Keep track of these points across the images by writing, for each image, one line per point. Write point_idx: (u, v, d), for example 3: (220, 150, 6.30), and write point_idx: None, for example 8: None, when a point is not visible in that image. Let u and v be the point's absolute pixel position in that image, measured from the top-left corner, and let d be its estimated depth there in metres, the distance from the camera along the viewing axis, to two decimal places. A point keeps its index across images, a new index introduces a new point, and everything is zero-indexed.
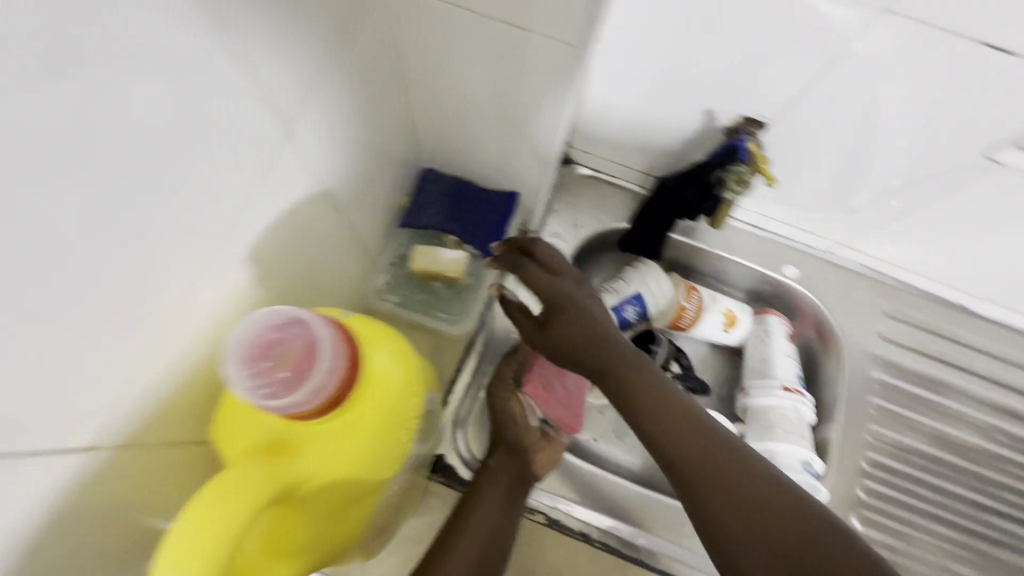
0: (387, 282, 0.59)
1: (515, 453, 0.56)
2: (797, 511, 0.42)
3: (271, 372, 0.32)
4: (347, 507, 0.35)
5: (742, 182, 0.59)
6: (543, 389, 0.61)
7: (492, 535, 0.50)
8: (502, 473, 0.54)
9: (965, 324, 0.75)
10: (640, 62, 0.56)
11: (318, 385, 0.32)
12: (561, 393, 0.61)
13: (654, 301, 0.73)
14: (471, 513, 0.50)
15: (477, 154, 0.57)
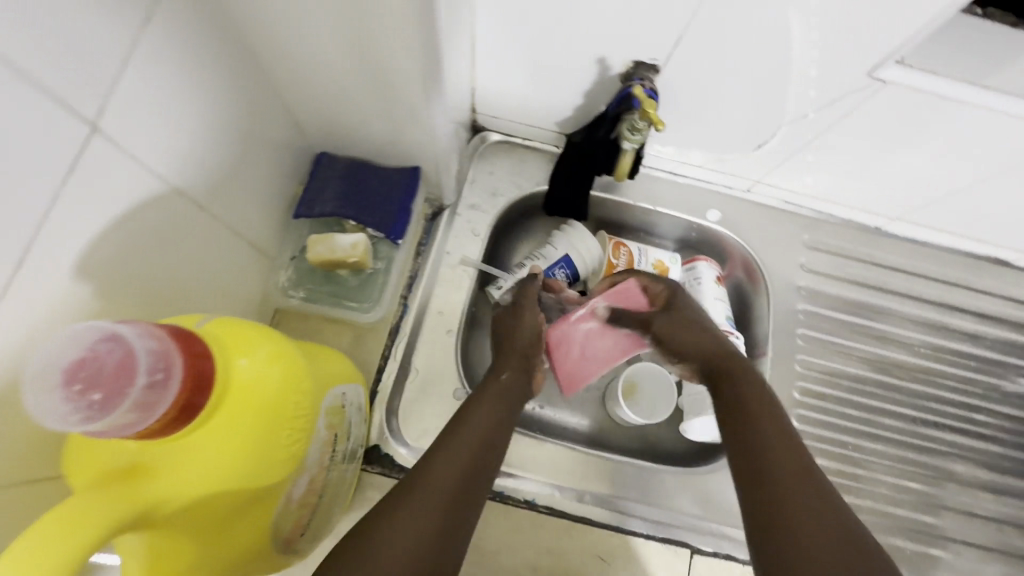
0: (291, 278, 0.56)
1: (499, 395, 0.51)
2: (812, 488, 0.41)
3: (85, 398, 0.26)
4: (228, 521, 0.33)
5: (637, 130, 0.57)
6: (572, 348, 0.64)
7: (476, 467, 0.43)
8: (487, 413, 0.49)
9: (884, 245, 0.77)
10: (522, 13, 0.53)
11: (146, 403, 0.28)
12: (587, 353, 0.64)
13: (581, 261, 0.72)
14: (451, 443, 0.44)
15: (364, 131, 0.54)
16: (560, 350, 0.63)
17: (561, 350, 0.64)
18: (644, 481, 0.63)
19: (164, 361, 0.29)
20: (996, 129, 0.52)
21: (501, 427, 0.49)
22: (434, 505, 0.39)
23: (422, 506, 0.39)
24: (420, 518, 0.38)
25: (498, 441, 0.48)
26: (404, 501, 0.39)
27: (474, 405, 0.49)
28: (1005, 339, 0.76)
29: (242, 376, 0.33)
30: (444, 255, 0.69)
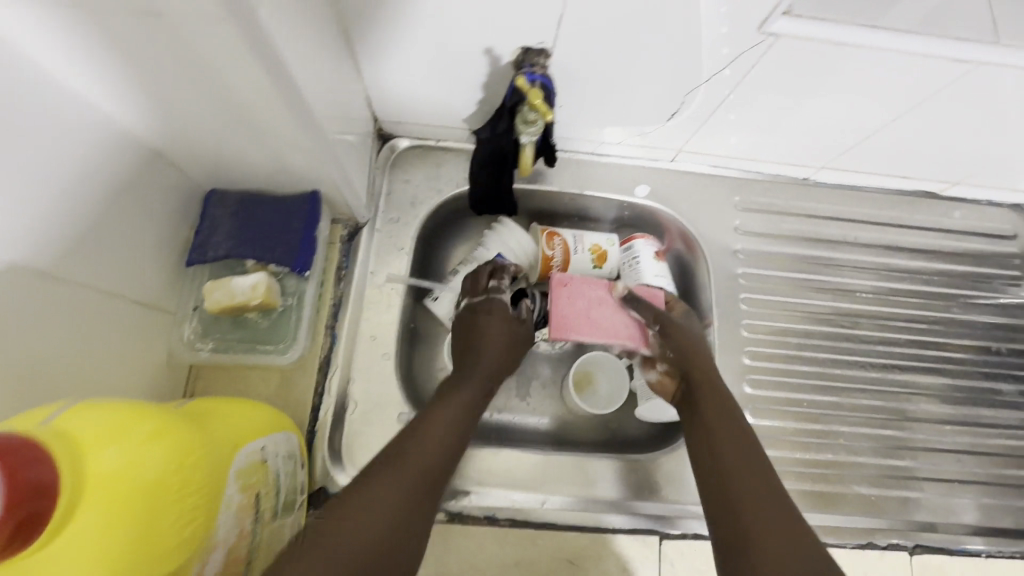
0: (197, 330, 0.53)
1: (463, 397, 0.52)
2: (766, 510, 0.43)
3: None
4: None
5: (531, 122, 0.54)
6: (585, 304, 0.57)
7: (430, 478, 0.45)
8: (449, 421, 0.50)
9: (814, 196, 0.76)
10: (393, 12, 0.49)
11: None
12: (599, 317, 0.57)
13: (515, 258, 0.70)
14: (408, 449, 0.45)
15: (246, 163, 0.50)
16: (568, 289, 0.57)
17: (566, 293, 0.57)
18: (604, 473, 0.62)
19: None
20: (895, 67, 0.51)
21: (459, 436, 0.50)
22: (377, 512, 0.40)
23: (365, 512, 0.39)
24: (362, 521, 0.39)
25: (455, 451, 0.48)
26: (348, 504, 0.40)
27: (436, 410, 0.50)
28: (943, 271, 0.76)
29: (104, 470, 0.30)
30: (369, 276, 0.65)
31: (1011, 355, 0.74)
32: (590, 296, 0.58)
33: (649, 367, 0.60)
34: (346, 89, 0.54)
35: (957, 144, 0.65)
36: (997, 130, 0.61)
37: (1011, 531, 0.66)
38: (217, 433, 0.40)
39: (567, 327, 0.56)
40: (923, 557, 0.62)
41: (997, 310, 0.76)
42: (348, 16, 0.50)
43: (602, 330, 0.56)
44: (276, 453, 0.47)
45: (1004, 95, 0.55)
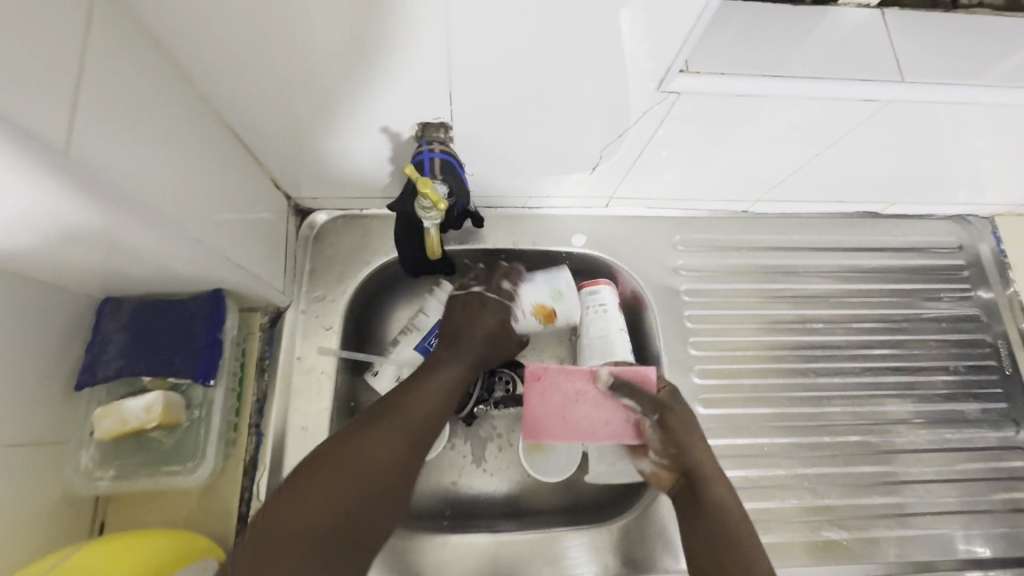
0: (96, 458, 0.48)
1: (450, 367, 0.57)
2: None
3: None
4: None
5: (427, 207, 0.51)
6: (565, 403, 0.59)
7: (402, 452, 0.50)
8: (433, 394, 0.54)
9: (755, 228, 0.74)
10: (274, 103, 0.46)
11: None
12: (580, 415, 0.59)
13: None
14: (385, 424, 0.50)
15: (129, 275, 0.46)
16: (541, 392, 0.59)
17: (539, 394, 0.60)
18: (563, 550, 0.60)
19: None
20: (805, 109, 0.50)
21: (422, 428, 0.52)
22: (342, 490, 0.45)
23: (330, 493, 0.45)
24: (328, 499, 0.44)
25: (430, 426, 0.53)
26: (320, 480, 0.45)
27: (426, 383, 0.55)
28: (892, 291, 0.75)
29: None
30: (295, 363, 0.61)
31: (969, 371, 0.72)
32: (566, 395, 0.59)
33: (642, 456, 0.59)
34: (239, 184, 0.51)
35: (884, 168, 0.64)
36: (920, 153, 0.60)
37: (994, 561, 0.63)
38: None
39: (541, 430, 0.60)
40: None
41: (951, 324, 0.74)
42: (226, 108, 0.47)
43: (580, 430, 0.59)
44: None
45: (919, 123, 0.53)
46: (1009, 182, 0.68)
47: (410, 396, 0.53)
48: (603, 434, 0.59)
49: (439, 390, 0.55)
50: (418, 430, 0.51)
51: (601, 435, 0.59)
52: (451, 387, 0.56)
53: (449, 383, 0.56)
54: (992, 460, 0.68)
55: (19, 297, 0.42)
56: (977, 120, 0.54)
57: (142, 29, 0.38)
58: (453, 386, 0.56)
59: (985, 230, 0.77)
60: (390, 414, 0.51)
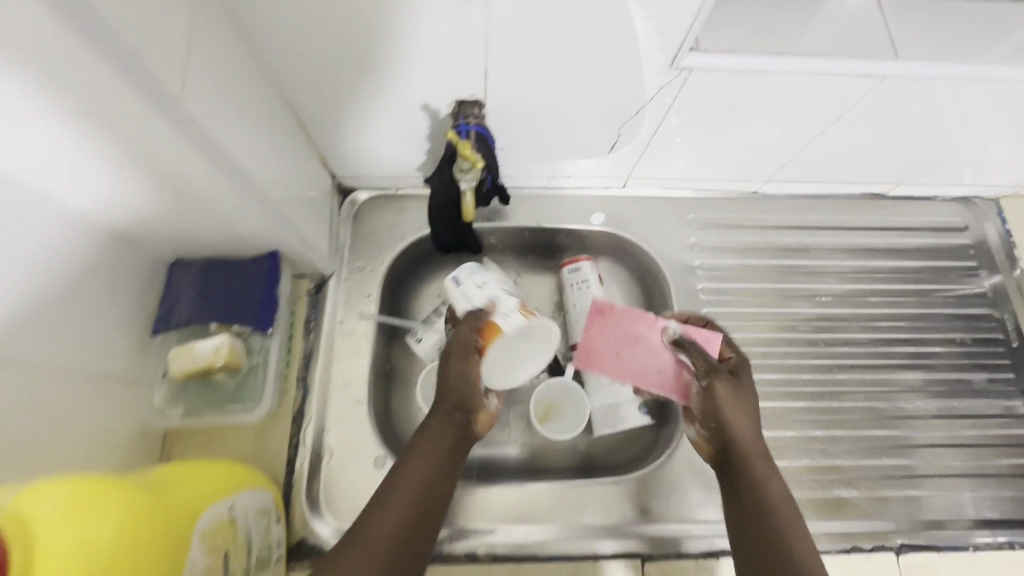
0: (166, 396, 0.55)
1: (444, 429, 0.51)
2: None
3: None
4: None
5: (465, 169, 0.56)
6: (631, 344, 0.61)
7: (412, 524, 0.45)
8: (430, 459, 0.49)
9: (765, 207, 0.78)
10: (330, 82, 0.52)
11: None
12: (634, 361, 0.60)
13: None
14: (391, 498, 0.46)
15: (202, 234, 0.53)
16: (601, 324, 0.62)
17: (599, 326, 0.62)
18: (588, 499, 0.62)
19: None
20: (807, 86, 0.55)
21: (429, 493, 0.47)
22: (372, 563, 0.42)
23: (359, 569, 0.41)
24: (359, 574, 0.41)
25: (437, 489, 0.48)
26: (344, 558, 0.42)
27: (417, 448, 0.50)
28: (899, 268, 0.78)
29: (54, 542, 0.31)
30: (337, 325, 0.67)
31: (976, 345, 0.75)
32: (631, 335, 0.61)
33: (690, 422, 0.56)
34: (297, 158, 0.58)
35: (888, 148, 0.68)
36: (921, 132, 0.64)
37: (1000, 522, 0.65)
38: (174, 497, 0.41)
39: (593, 360, 0.62)
40: (910, 555, 0.62)
41: (957, 300, 0.77)
42: (288, 89, 0.53)
43: (633, 371, 0.60)
44: (246, 513, 0.48)
45: (918, 100, 0.58)
46: (1010, 162, 0.71)
47: (404, 465, 0.49)
48: (653, 384, 0.60)
49: (439, 453, 0.50)
50: (422, 498, 0.47)
51: (651, 382, 0.59)
52: (450, 450, 0.51)
53: (447, 446, 0.51)
54: (1001, 430, 0.70)
55: (110, 247, 0.49)
56: (974, 98, 0.58)
57: (231, 16, 0.44)
58: (451, 447, 0.51)
59: (991, 212, 0.80)
60: (388, 488, 0.47)
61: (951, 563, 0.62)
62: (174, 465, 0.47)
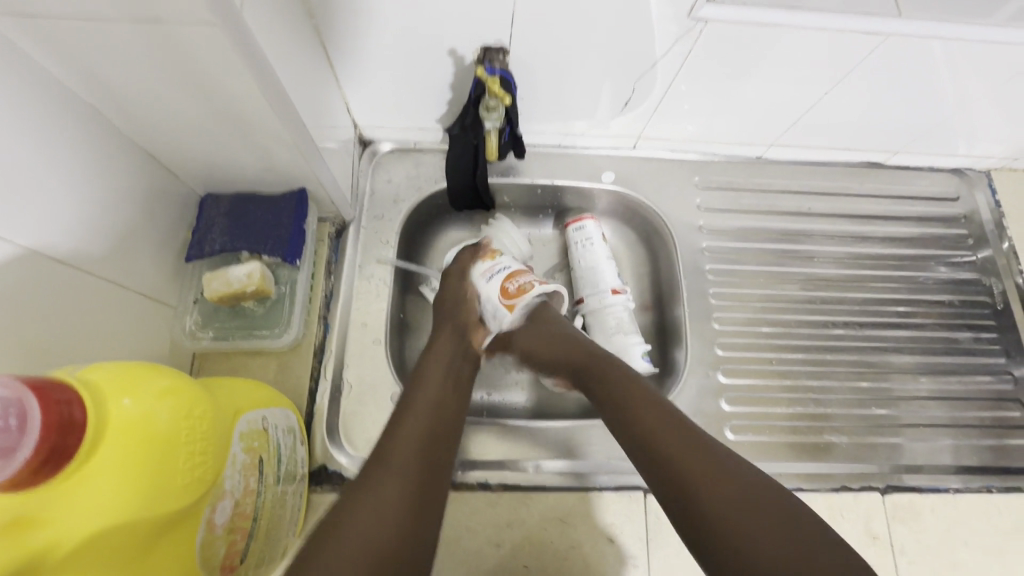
0: (197, 321, 0.59)
1: (443, 361, 0.57)
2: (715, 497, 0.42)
3: None
4: (147, 544, 0.35)
5: (492, 108, 0.59)
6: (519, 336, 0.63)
7: (427, 436, 0.48)
8: (433, 386, 0.54)
9: (768, 172, 0.82)
10: (362, 21, 0.55)
11: (5, 449, 0.28)
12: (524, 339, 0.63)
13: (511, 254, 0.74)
14: (402, 421, 0.49)
15: (236, 167, 0.55)
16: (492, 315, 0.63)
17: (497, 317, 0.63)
18: (593, 436, 0.65)
19: (19, 407, 0.29)
20: (816, 45, 0.58)
21: (442, 417, 0.51)
22: (397, 477, 0.44)
23: (387, 483, 0.43)
24: (385, 489, 0.42)
25: (446, 414, 0.52)
26: (376, 475, 0.43)
27: (420, 378, 0.55)
28: (893, 234, 0.82)
29: (123, 416, 0.33)
30: (357, 269, 0.69)
31: (961, 306, 0.79)
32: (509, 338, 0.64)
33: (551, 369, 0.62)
34: (327, 99, 0.60)
35: (887, 113, 0.71)
36: (917, 97, 0.68)
37: (976, 468, 0.69)
38: (219, 399, 0.43)
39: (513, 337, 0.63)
40: (893, 496, 0.66)
41: (946, 266, 0.81)
42: (324, 30, 0.56)
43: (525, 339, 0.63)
44: (276, 424, 0.51)
45: (918, 62, 0.61)
46: (1003, 132, 0.74)
47: (412, 393, 0.53)
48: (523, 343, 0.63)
49: (439, 384, 0.54)
50: (432, 415, 0.51)
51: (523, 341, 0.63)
52: (449, 379, 0.56)
53: (447, 377, 0.56)
54: (980, 384, 0.75)
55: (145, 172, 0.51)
56: (970, 60, 0.61)
57: None
58: (451, 379, 0.56)
59: (981, 183, 0.84)
60: (399, 413, 0.50)
61: (932, 504, 0.66)
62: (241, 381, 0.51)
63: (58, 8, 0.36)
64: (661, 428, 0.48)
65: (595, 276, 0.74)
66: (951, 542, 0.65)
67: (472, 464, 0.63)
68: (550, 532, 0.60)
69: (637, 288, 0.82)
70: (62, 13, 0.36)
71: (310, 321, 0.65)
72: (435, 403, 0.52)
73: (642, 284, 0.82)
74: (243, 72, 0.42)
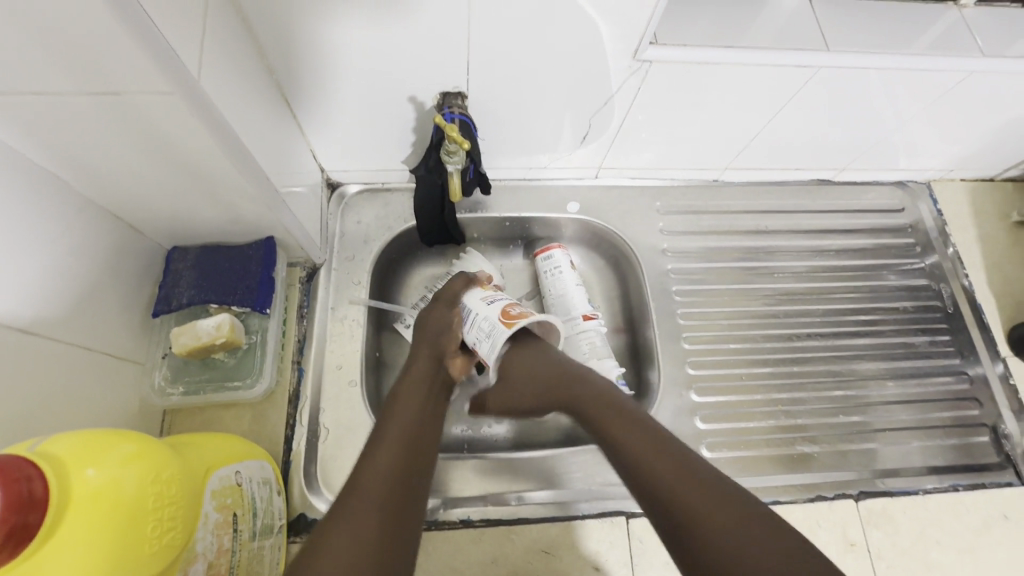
0: (166, 377, 0.58)
1: (420, 390, 0.56)
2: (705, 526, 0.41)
3: None
4: None
5: (452, 153, 0.61)
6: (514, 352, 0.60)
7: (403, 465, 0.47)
8: (408, 416, 0.52)
9: (726, 194, 0.85)
10: (322, 74, 0.57)
11: None
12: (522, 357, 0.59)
13: None
14: (378, 449, 0.48)
15: (203, 219, 0.55)
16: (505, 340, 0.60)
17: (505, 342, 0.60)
18: (573, 463, 0.66)
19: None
20: (754, 78, 0.62)
21: (418, 446, 0.50)
22: (371, 513, 0.42)
23: (360, 516, 0.42)
24: (358, 525, 0.41)
25: (421, 441, 0.51)
26: (348, 509, 0.42)
27: (393, 411, 0.53)
28: (848, 246, 0.86)
29: (86, 487, 0.33)
30: (329, 312, 0.70)
31: (916, 311, 0.83)
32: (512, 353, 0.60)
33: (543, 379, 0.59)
34: (292, 148, 0.62)
35: (829, 135, 0.75)
36: (855, 120, 0.72)
37: (942, 468, 0.72)
38: (189, 458, 0.43)
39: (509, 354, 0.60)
40: (868, 502, 0.68)
41: (898, 273, 0.85)
42: (285, 82, 0.57)
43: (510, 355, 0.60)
44: (251, 478, 0.51)
45: (851, 89, 0.65)
46: (936, 147, 0.80)
47: (386, 422, 0.52)
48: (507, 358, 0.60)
49: (415, 410, 0.53)
50: (408, 443, 0.50)
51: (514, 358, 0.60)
52: (427, 408, 0.55)
53: (424, 406, 0.55)
54: (940, 385, 0.78)
55: (106, 232, 0.52)
56: (898, 87, 0.66)
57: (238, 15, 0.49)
58: (427, 405, 0.55)
59: (923, 194, 0.89)
60: (374, 443, 0.49)
61: (905, 507, 0.68)
62: (208, 434, 0.50)
63: (12, 84, 0.36)
64: (627, 442, 0.48)
65: (567, 303, 0.76)
66: (925, 543, 0.66)
67: (454, 501, 0.63)
68: (535, 566, 0.60)
69: (609, 311, 0.84)
70: (17, 88, 0.36)
71: (283, 368, 0.65)
72: (409, 430, 0.51)
73: (613, 307, 0.84)
74: (204, 134, 0.43)
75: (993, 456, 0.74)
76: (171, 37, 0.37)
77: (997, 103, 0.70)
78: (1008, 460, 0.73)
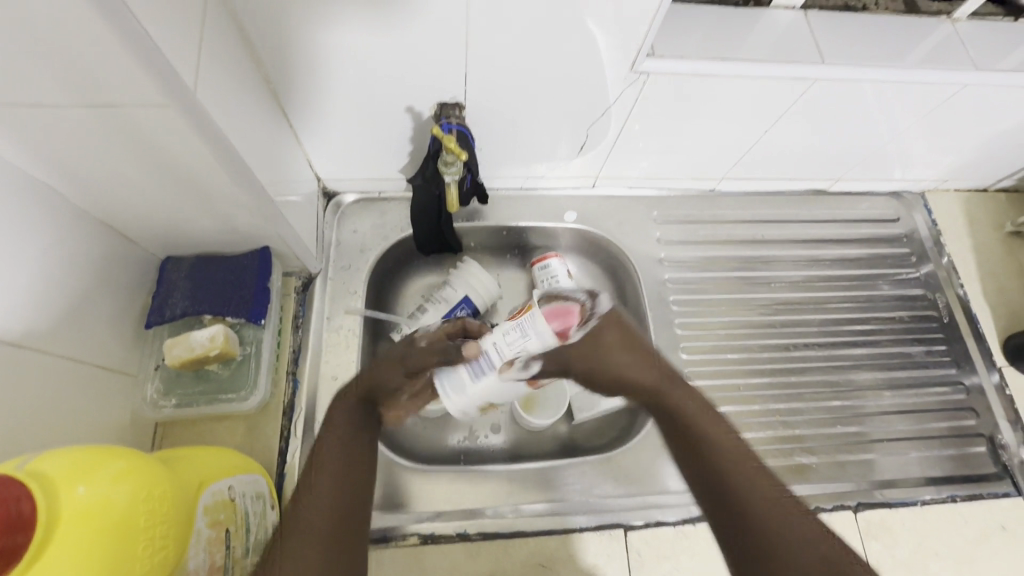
0: (159, 389, 0.58)
1: (357, 399, 0.51)
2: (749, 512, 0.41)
3: None
4: None
5: (450, 163, 0.61)
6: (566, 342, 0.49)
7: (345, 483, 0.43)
8: (342, 430, 0.48)
9: (723, 204, 0.86)
10: (319, 84, 0.57)
11: None
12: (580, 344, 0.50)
13: (481, 298, 0.75)
14: (314, 473, 0.43)
15: (197, 229, 0.55)
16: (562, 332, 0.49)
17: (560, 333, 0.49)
18: (570, 475, 0.65)
19: None
20: (749, 90, 0.62)
21: (360, 461, 0.46)
22: (313, 545, 0.39)
23: (301, 549, 0.38)
24: (305, 560, 0.38)
25: (362, 454, 0.47)
26: (285, 544, 0.39)
27: (330, 426, 0.48)
28: (844, 256, 0.86)
29: (76, 506, 0.32)
30: (325, 322, 0.69)
31: (912, 321, 0.83)
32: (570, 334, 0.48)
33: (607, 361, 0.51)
34: (288, 158, 0.61)
35: (825, 146, 0.76)
36: (851, 131, 0.72)
37: (940, 479, 0.72)
38: (180, 473, 0.42)
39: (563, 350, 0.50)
40: (866, 513, 0.68)
41: (894, 283, 0.85)
42: (282, 93, 0.57)
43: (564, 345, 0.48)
44: (244, 492, 0.50)
45: (847, 101, 0.66)
46: (930, 158, 0.80)
47: (322, 439, 0.47)
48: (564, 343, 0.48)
49: (351, 423, 0.49)
50: (347, 458, 0.45)
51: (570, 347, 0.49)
52: (364, 418, 0.50)
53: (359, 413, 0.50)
54: (937, 395, 0.78)
55: (99, 244, 0.51)
56: (894, 98, 0.66)
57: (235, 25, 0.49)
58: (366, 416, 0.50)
59: (918, 204, 0.89)
60: (311, 464, 0.45)
61: (903, 518, 0.68)
62: (200, 448, 0.50)
63: (5, 96, 0.36)
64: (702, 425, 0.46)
65: None
66: (924, 554, 0.66)
67: (451, 514, 0.62)
68: None
69: None
70: (9, 99, 0.36)
71: (277, 379, 0.64)
72: (346, 446, 0.46)
73: None
74: (200, 145, 0.42)
75: (990, 466, 0.74)
76: (166, 48, 0.37)
77: (990, 115, 0.70)
78: (1005, 470, 0.73)
